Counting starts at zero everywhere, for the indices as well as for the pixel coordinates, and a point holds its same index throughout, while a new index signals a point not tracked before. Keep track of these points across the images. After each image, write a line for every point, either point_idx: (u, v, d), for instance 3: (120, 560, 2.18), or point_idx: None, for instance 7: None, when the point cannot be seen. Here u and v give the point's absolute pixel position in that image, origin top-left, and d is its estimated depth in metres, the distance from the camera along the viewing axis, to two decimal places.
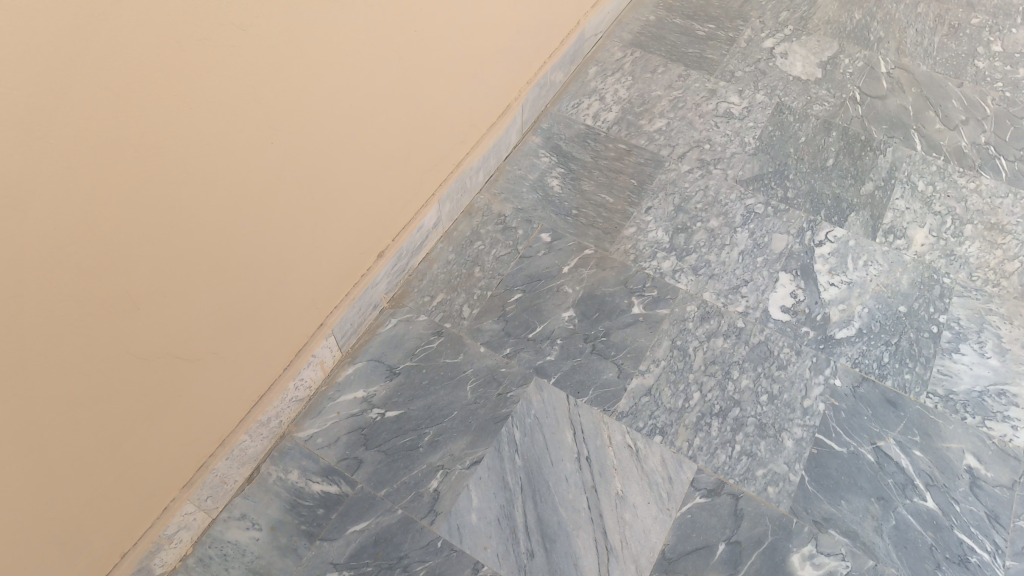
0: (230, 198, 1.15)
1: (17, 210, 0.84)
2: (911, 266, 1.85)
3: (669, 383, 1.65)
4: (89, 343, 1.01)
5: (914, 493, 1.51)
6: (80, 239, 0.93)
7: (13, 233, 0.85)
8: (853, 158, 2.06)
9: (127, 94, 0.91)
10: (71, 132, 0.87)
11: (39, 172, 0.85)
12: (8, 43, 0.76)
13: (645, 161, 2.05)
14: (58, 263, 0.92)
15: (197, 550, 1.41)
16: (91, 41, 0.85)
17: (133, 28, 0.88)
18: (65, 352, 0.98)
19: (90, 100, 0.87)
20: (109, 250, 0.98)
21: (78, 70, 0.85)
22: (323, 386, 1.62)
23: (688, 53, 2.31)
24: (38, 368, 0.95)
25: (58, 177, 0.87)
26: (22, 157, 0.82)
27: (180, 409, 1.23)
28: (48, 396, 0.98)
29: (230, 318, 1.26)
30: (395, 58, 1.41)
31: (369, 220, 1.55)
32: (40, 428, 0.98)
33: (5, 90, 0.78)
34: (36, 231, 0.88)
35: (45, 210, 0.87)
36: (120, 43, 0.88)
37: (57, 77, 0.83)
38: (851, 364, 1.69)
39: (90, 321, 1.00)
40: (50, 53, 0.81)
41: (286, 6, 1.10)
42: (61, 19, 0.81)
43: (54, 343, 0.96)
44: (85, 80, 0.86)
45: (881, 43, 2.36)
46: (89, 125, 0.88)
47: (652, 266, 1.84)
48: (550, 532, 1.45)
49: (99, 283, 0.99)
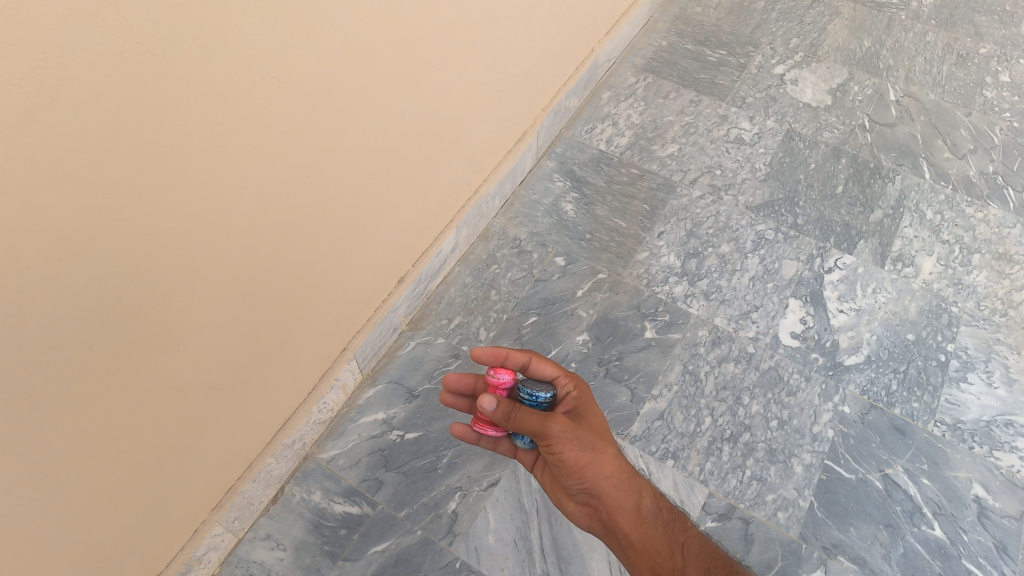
0: (268, 239, 1.20)
1: (81, 267, 0.90)
2: (919, 294, 1.89)
3: (680, 408, 1.69)
4: (137, 383, 1.07)
5: (922, 521, 1.54)
6: (135, 288, 0.99)
7: (76, 288, 0.90)
8: (862, 185, 2.10)
9: (181, 152, 0.96)
10: (133, 193, 0.92)
11: (92, 230, 0.89)
12: (80, 117, 0.81)
13: (657, 186, 2.10)
14: (115, 312, 0.97)
15: (225, 569, 1.46)
16: (152, 107, 0.89)
17: (189, 90, 0.93)
18: (117, 393, 1.04)
19: (150, 162, 0.92)
20: (159, 297, 1.04)
21: (141, 135, 0.89)
22: (344, 408, 1.67)
23: (700, 78, 2.36)
24: (78, 410, 0.99)
25: (113, 234, 0.92)
26: (87, 218, 0.88)
27: (213, 437, 1.29)
28: (98, 434, 1.04)
29: (257, 349, 1.31)
30: (419, 94, 1.45)
31: (390, 248, 1.60)
32: (75, 466, 1.03)
33: (76, 160, 0.83)
34: (98, 285, 0.93)
35: (95, 265, 0.91)
36: (178, 107, 0.92)
37: (122, 144, 0.87)
38: (859, 391, 1.72)
39: (140, 361, 1.05)
40: (106, 119, 0.84)
41: (323, 55, 1.14)
42: (127, 89, 0.85)
43: (107, 385, 1.02)
44: (145, 144, 0.90)
45: (891, 71, 2.40)
46: (148, 185, 0.93)
47: (664, 290, 1.88)
48: (564, 554, 1.49)
49: (149, 328, 1.04)
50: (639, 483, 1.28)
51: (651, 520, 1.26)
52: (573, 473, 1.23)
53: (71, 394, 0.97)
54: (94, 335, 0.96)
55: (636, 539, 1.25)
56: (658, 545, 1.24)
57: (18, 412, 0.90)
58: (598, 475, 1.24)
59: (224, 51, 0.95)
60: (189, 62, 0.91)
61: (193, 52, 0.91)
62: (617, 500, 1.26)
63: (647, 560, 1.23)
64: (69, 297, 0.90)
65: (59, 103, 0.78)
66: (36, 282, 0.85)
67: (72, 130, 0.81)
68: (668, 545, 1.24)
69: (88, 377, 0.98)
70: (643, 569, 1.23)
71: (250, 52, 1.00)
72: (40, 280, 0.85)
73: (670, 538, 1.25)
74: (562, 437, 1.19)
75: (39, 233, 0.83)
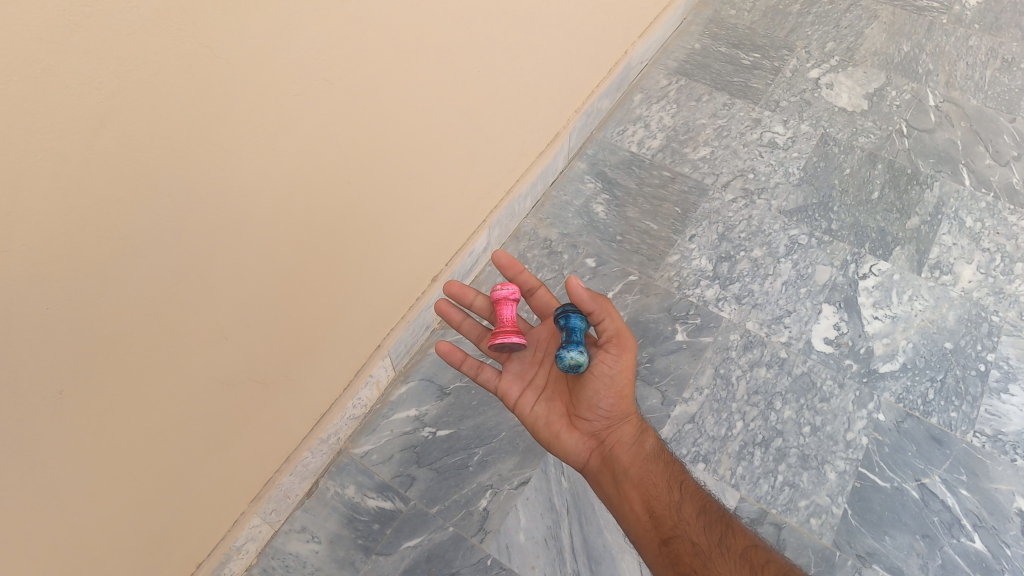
0: (313, 236, 1.23)
1: (144, 264, 0.93)
2: (957, 303, 1.86)
3: (712, 411, 1.69)
4: (190, 375, 1.10)
5: (961, 532, 1.52)
6: (192, 284, 1.02)
7: (139, 284, 0.94)
8: (898, 191, 2.08)
9: (238, 150, 0.98)
10: (193, 192, 0.94)
11: (157, 228, 0.92)
12: (150, 117, 0.84)
13: (689, 189, 2.09)
14: (172, 307, 1.00)
15: (261, 560, 1.49)
16: (213, 106, 0.91)
17: (245, 89, 0.95)
18: (171, 385, 1.07)
19: (210, 160, 0.95)
20: (213, 293, 1.06)
21: (203, 134, 0.92)
22: (377, 404, 1.68)
23: (734, 81, 2.35)
24: (134, 401, 1.02)
25: (174, 233, 0.94)
26: (152, 217, 0.90)
27: (255, 429, 1.33)
28: (152, 425, 1.07)
29: (299, 344, 1.33)
30: (460, 95, 1.46)
31: (426, 247, 1.62)
32: (127, 455, 1.06)
33: (146, 159, 0.86)
34: (158, 282, 0.96)
35: (158, 261, 0.94)
36: (235, 106, 0.94)
37: (187, 144, 0.90)
38: (894, 399, 1.70)
39: (193, 353, 1.08)
40: (173, 119, 0.87)
41: (369, 56, 1.15)
42: (192, 89, 0.87)
43: (162, 377, 1.05)
44: (206, 144, 0.93)
45: (930, 76, 2.37)
46: (207, 183, 0.96)
47: (695, 294, 1.88)
48: (595, 555, 1.49)
49: (203, 321, 1.07)
50: (647, 425, 1.30)
51: (654, 460, 1.26)
52: (612, 389, 1.27)
53: (127, 385, 1.00)
54: (151, 329, 0.99)
55: (635, 473, 1.24)
56: (657, 480, 1.23)
57: (77, 401, 0.93)
58: (624, 404, 1.29)
59: (281, 54, 0.98)
60: (246, 63, 0.93)
61: (251, 53, 0.93)
62: (625, 437, 1.28)
63: (642, 493, 1.22)
64: (130, 290, 0.93)
65: (133, 105, 0.81)
66: (103, 278, 0.88)
67: (141, 131, 0.83)
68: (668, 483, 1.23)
69: (144, 368, 1.01)
70: (636, 502, 1.22)
71: (303, 53, 1.02)
72: (107, 276, 0.89)
73: (670, 475, 1.25)
74: (628, 352, 1.28)
75: (110, 230, 0.86)
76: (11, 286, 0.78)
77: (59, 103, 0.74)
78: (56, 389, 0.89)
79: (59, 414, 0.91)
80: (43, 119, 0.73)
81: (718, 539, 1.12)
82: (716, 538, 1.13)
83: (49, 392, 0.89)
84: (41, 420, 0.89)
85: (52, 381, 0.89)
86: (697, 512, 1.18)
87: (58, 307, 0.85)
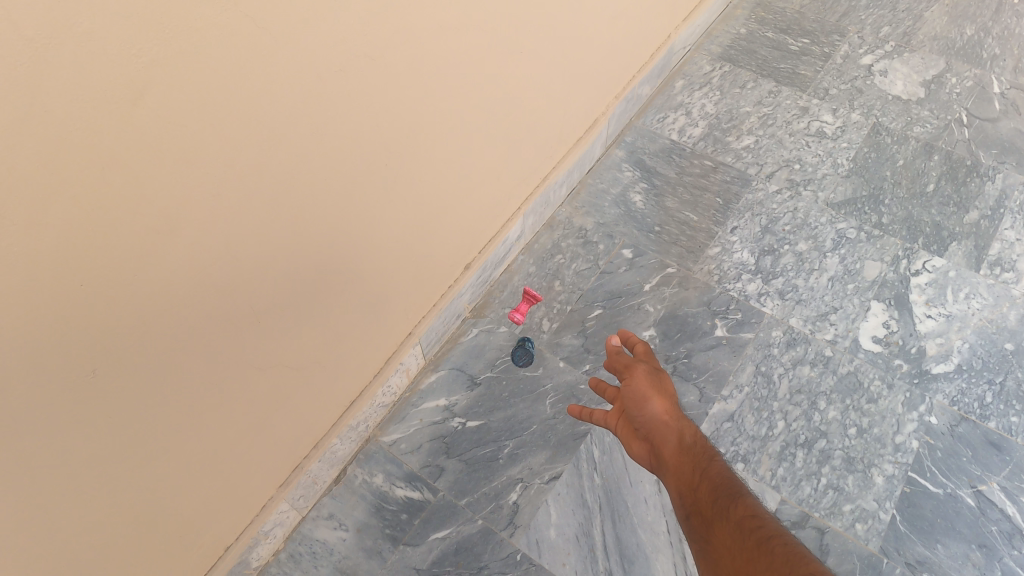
0: (345, 220, 1.20)
1: (176, 244, 0.91)
2: (1019, 302, 1.76)
3: (752, 410, 1.62)
4: (220, 357, 1.09)
5: (1021, 543, 1.44)
6: (224, 264, 1.00)
7: (169, 264, 0.92)
8: (956, 184, 1.97)
9: (273, 127, 0.96)
10: (226, 172, 0.93)
11: (190, 208, 0.90)
12: (184, 91, 0.82)
13: (731, 179, 2.01)
14: (202, 288, 0.99)
15: (288, 546, 1.49)
16: (249, 83, 0.89)
17: (283, 65, 0.93)
18: (201, 367, 1.06)
19: (244, 138, 0.93)
20: (244, 274, 1.05)
21: (237, 110, 0.90)
22: (407, 393, 1.66)
23: (781, 68, 2.25)
24: (163, 382, 1.01)
25: (206, 213, 0.93)
26: (184, 198, 0.89)
27: (283, 414, 1.31)
28: (181, 406, 1.07)
29: (329, 330, 1.32)
30: (499, 78, 1.42)
31: (459, 234, 1.58)
32: (157, 437, 1.05)
33: (179, 138, 0.84)
34: (191, 261, 0.95)
35: (191, 242, 0.93)
36: (271, 83, 0.92)
37: (221, 121, 0.88)
38: (948, 402, 1.62)
39: (224, 334, 1.07)
40: (208, 95, 0.85)
41: (409, 36, 1.12)
42: (228, 64, 0.85)
43: (192, 359, 1.04)
44: (239, 121, 0.91)
45: (994, 61, 2.24)
46: (239, 163, 0.94)
47: (737, 288, 1.81)
48: (628, 554, 1.45)
49: (234, 302, 1.06)
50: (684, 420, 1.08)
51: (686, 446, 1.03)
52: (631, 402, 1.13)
53: (156, 368, 0.99)
54: (180, 312, 0.98)
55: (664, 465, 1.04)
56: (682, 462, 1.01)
57: (106, 384, 0.93)
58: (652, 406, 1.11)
59: (319, 33, 0.96)
60: (281, 40, 0.91)
61: (289, 28, 0.91)
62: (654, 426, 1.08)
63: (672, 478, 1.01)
64: (161, 271, 0.91)
65: (168, 80, 0.79)
66: (134, 257, 0.87)
67: (175, 106, 0.82)
68: (683, 465, 1.00)
69: (174, 352, 1.00)
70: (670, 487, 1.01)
71: (341, 30, 0.99)
72: (139, 255, 0.87)
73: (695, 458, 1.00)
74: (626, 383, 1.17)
75: (142, 208, 0.85)
76: (43, 266, 0.77)
77: (95, 76, 0.72)
78: (87, 369, 0.89)
79: (90, 395, 0.91)
80: (80, 92, 0.72)
81: (723, 509, 0.91)
82: (725, 507, 0.91)
83: (80, 371, 0.88)
84: (71, 399, 0.89)
85: (83, 362, 0.88)
86: (711, 488, 0.94)
87: (90, 285, 0.84)
